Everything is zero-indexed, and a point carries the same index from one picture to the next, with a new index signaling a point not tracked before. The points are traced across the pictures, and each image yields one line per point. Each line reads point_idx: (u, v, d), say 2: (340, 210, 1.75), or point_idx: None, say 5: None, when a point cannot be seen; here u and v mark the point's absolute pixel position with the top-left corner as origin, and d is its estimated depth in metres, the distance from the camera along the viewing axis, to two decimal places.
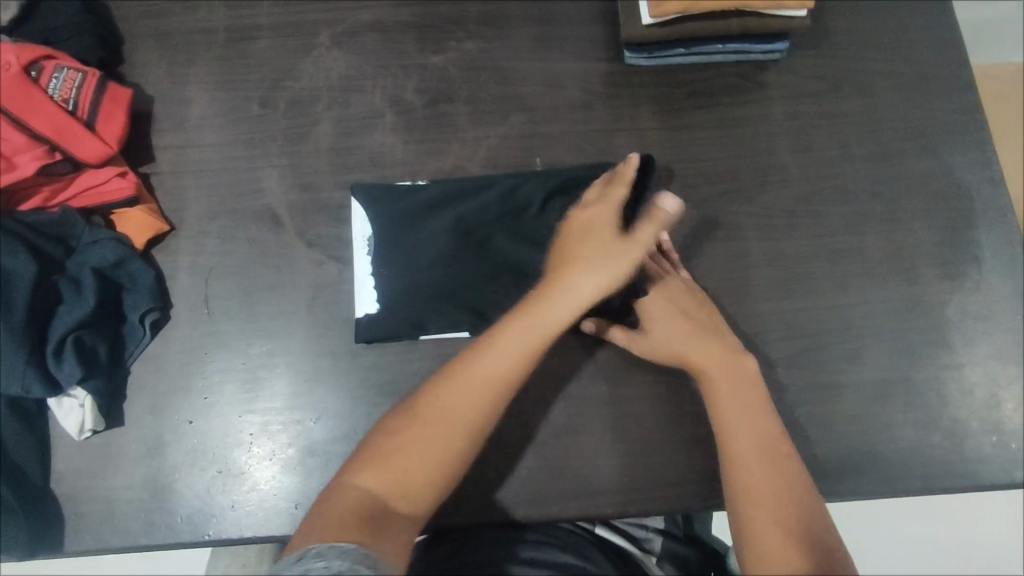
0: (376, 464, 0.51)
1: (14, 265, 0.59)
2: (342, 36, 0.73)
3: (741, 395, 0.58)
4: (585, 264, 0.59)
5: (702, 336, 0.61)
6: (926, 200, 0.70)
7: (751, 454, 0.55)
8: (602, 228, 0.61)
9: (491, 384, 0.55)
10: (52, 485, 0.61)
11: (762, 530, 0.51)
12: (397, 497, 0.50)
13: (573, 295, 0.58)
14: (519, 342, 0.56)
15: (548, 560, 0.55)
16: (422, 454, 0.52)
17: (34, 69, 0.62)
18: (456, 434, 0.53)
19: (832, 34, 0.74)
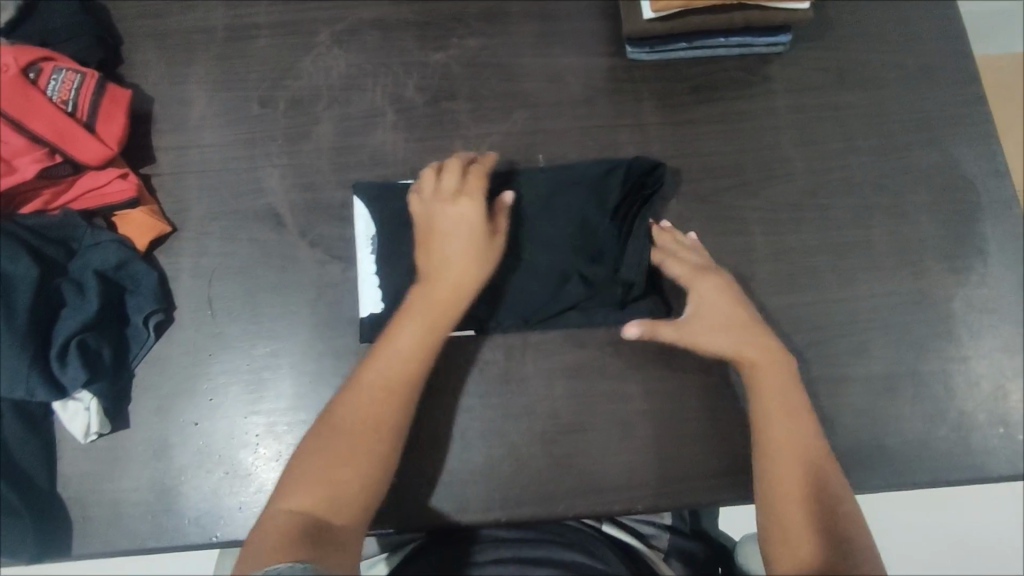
0: (301, 485, 0.52)
1: (15, 269, 0.58)
2: (342, 35, 0.73)
3: (779, 387, 0.59)
4: (450, 267, 0.59)
5: (741, 330, 0.61)
6: (931, 193, 0.70)
7: (781, 445, 0.56)
8: (460, 228, 0.60)
9: (387, 384, 0.56)
10: (59, 489, 0.61)
11: (784, 519, 0.53)
12: (330, 512, 0.51)
13: (454, 290, 0.59)
14: (410, 343, 0.57)
15: (555, 557, 0.54)
16: (339, 465, 0.53)
17: (33, 71, 0.62)
18: (373, 437, 0.54)
19: (835, 26, 0.74)
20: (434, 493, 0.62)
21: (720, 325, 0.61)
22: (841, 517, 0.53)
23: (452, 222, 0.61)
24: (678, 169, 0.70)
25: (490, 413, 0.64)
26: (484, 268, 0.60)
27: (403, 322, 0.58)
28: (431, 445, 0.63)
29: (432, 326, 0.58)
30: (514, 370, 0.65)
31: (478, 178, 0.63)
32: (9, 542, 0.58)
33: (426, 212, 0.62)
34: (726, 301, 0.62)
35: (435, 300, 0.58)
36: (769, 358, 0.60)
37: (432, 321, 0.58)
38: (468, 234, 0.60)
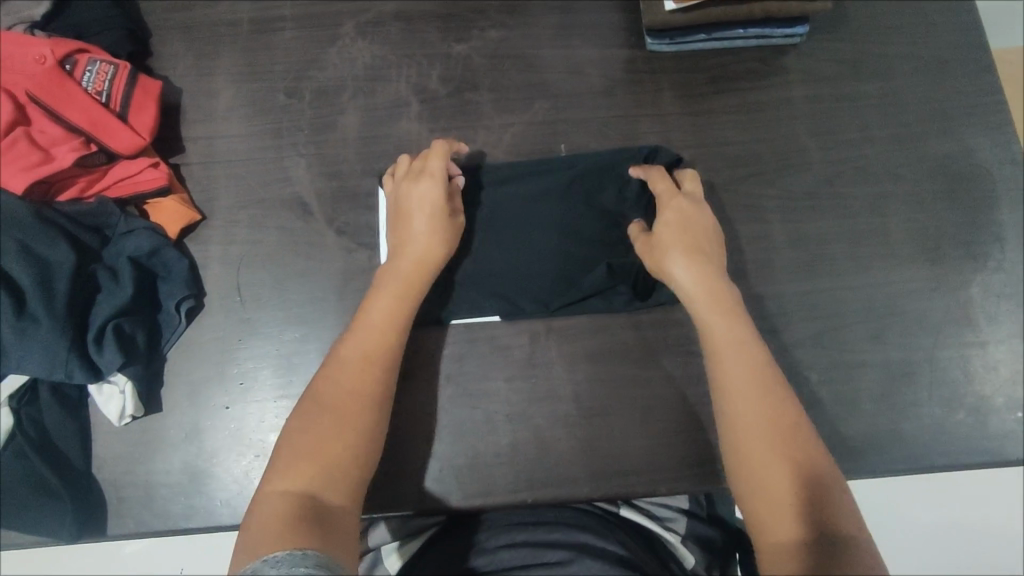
0: (292, 465, 0.50)
1: (54, 254, 0.59)
2: (366, 27, 0.74)
3: (739, 349, 0.57)
4: (418, 245, 0.61)
5: (698, 262, 0.61)
6: (947, 182, 0.71)
7: (746, 409, 0.54)
8: (425, 207, 0.62)
9: (366, 358, 0.56)
10: (94, 471, 0.62)
11: (761, 489, 0.50)
12: (325, 490, 0.50)
13: (421, 265, 0.61)
14: (381, 317, 0.58)
15: (570, 540, 0.56)
16: (326, 442, 0.52)
17: (69, 63, 0.63)
18: (359, 410, 0.54)
19: (851, 17, 0.75)
20: (460, 476, 0.63)
21: (679, 245, 0.61)
22: (825, 474, 0.51)
23: (416, 202, 0.63)
24: (698, 158, 0.71)
25: (514, 398, 0.65)
26: (447, 245, 0.62)
27: (375, 300, 0.59)
28: (457, 429, 0.64)
29: (405, 301, 0.59)
30: (538, 355, 0.66)
31: (438, 157, 0.64)
32: (48, 521, 0.59)
33: (394, 195, 0.64)
34: (692, 229, 0.62)
35: (407, 277, 0.60)
36: (728, 314, 0.59)
37: (405, 297, 0.59)
38: (433, 211, 0.62)
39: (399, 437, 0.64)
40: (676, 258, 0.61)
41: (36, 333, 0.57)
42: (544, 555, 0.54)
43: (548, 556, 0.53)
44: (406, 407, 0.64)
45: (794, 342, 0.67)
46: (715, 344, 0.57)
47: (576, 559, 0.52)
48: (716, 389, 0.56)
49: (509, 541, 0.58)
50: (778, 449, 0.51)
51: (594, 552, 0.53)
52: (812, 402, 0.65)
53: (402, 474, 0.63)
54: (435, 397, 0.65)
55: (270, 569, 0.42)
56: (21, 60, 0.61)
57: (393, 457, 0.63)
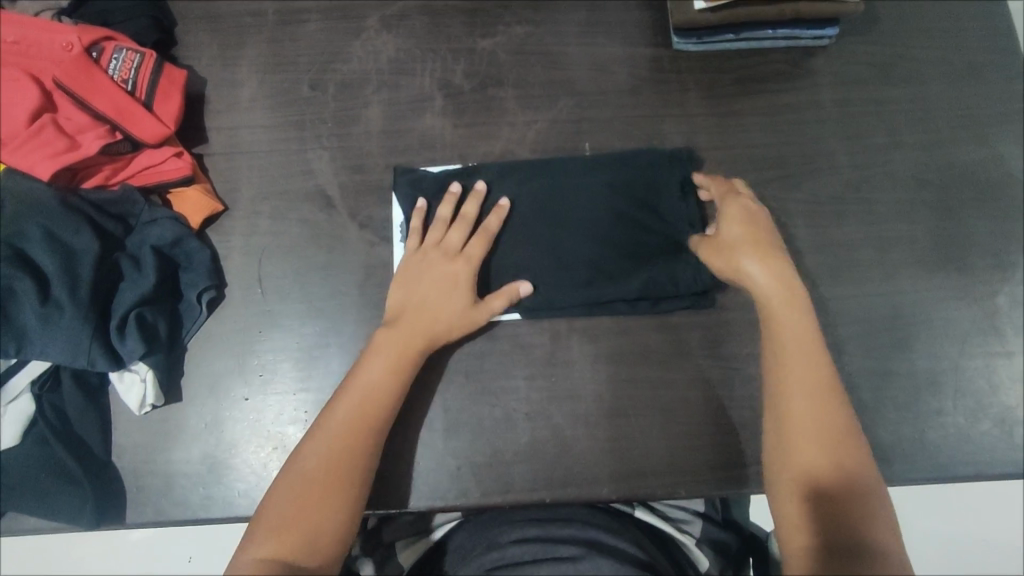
0: (271, 528, 0.50)
1: (78, 242, 0.60)
2: (391, 20, 0.73)
3: (798, 347, 0.56)
4: (420, 317, 0.61)
5: (767, 258, 0.60)
6: (976, 189, 0.70)
7: (794, 410, 0.54)
8: (445, 284, 0.62)
9: (354, 421, 0.56)
10: (114, 459, 0.62)
11: (792, 494, 0.51)
12: (304, 552, 0.49)
13: (417, 334, 0.60)
14: (376, 379, 0.58)
15: (585, 536, 0.55)
16: (308, 503, 0.51)
17: (95, 50, 0.64)
18: (345, 471, 0.53)
19: (882, 20, 0.74)
20: (479, 473, 0.63)
21: (748, 242, 0.61)
22: (862, 485, 0.50)
23: (441, 277, 0.62)
24: (723, 160, 0.71)
25: (535, 397, 0.64)
26: (448, 322, 0.61)
27: (367, 362, 0.59)
28: (476, 425, 0.64)
29: (402, 368, 0.59)
30: (559, 355, 0.65)
31: (480, 241, 0.64)
32: (68, 507, 0.59)
33: (420, 258, 0.64)
34: (756, 226, 0.62)
35: (402, 346, 0.59)
36: (798, 315, 0.57)
37: (397, 364, 0.58)
38: (444, 288, 0.62)
39: (418, 433, 0.64)
40: (743, 251, 0.60)
41: (60, 320, 0.58)
42: (559, 549, 0.52)
43: (560, 551, 0.52)
44: (427, 402, 0.64)
45: None
46: (775, 344, 0.57)
47: (587, 555, 0.50)
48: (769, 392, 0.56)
49: (523, 535, 0.56)
50: (819, 452, 0.52)
51: (612, 552, 0.52)
52: None
53: (422, 469, 0.63)
54: (456, 393, 0.65)
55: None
56: (49, 47, 0.62)
57: (413, 452, 0.63)
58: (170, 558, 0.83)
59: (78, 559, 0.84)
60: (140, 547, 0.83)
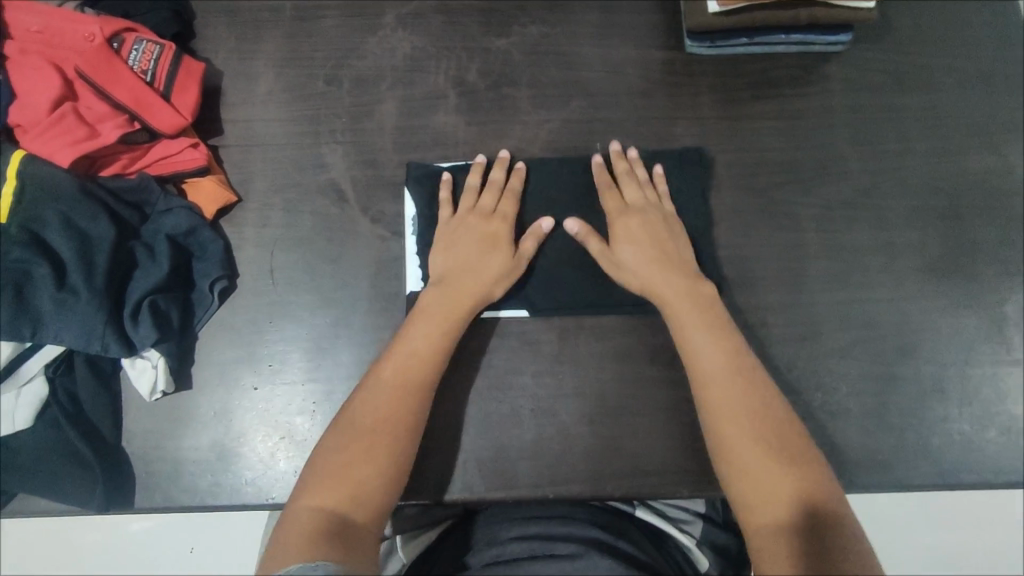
0: (321, 481, 0.51)
1: (94, 228, 0.60)
2: (407, 18, 0.74)
3: (714, 353, 0.58)
4: (465, 277, 0.62)
5: (671, 269, 0.62)
6: (987, 198, 0.70)
7: (738, 412, 0.54)
8: (486, 245, 0.63)
9: (400, 383, 0.56)
10: (124, 444, 0.63)
11: (749, 486, 0.52)
12: (352, 506, 0.50)
13: (464, 293, 0.61)
14: (424, 337, 0.59)
15: (585, 535, 0.55)
16: (358, 453, 0.52)
17: (116, 41, 0.65)
18: (395, 425, 0.54)
19: (895, 28, 0.74)
20: (484, 467, 0.63)
21: (648, 256, 0.63)
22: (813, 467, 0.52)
23: (480, 237, 0.64)
24: (734, 163, 0.71)
25: (541, 393, 0.65)
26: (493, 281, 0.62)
27: (411, 327, 0.60)
28: (482, 421, 0.64)
29: (448, 328, 0.60)
30: (566, 352, 0.66)
31: (511, 203, 0.66)
32: (79, 490, 0.60)
33: (457, 222, 0.65)
34: (658, 235, 0.64)
35: (446, 310, 0.60)
36: (701, 318, 0.60)
37: (445, 322, 0.60)
38: (487, 247, 0.63)
39: (425, 426, 0.64)
40: (643, 268, 0.62)
41: (75, 305, 0.58)
42: (557, 547, 0.53)
43: (559, 548, 0.52)
44: (434, 396, 0.65)
45: (822, 351, 0.66)
46: (688, 353, 0.59)
47: (586, 552, 0.51)
48: (705, 400, 0.56)
49: (523, 532, 0.57)
50: (774, 451, 0.53)
51: (611, 550, 0.53)
52: (840, 413, 0.65)
53: (427, 461, 0.64)
54: (462, 388, 0.65)
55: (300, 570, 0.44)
56: (71, 37, 0.63)
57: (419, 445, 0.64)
58: (167, 545, 0.84)
59: (82, 546, 0.84)
60: (144, 534, 0.84)
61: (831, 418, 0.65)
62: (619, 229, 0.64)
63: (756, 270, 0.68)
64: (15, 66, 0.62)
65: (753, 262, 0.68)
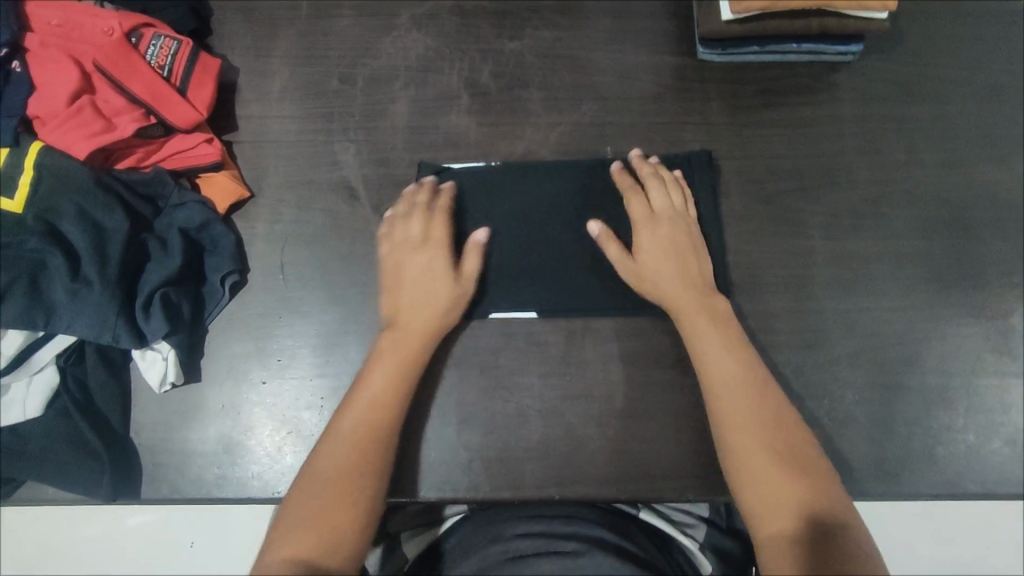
0: (292, 530, 0.51)
1: (108, 220, 0.61)
2: (422, 19, 0.75)
3: (731, 362, 0.58)
4: (415, 316, 0.62)
5: (689, 281, 0.63)
6: (994, 209, 0.70)
7: (749, 420, 0.55)
8: (428, 277, 0.63)
9: (362, 430, 0.57)
10: (133, 434, 0.64)
11: (762, 497, 0.52)
12: (324, 553, 0.50)
13: (415, 334, 0.62)
14: (383, 381, 0.59)
15: (590, 535, 0.55)
16: (326, 500, 0.52)
17: (134, 36, 0.65)
18: (361, 470, 0.55)
19: (907, 38, 0.74)
20: (490, 466, 0.64)
21: (669, 266, 0.63)
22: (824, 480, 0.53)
23: (421, 270, 0.63)
24: (743, 170, 0.71)
25: (547, 393, 0.65)
26: (443, 312, 0.63)
27: (369, 373, 0.59)
28: (488, 419, 0.65)
29: (406, 368, 0.60)
30: (573, 354, 0.66)
31: (439, 224, 0.65)
32: (87, 479, 0.61)
33: (394, 262, 0.64)
34: (680, 245, 0.64)
35: (403, 353, 0.61)
36: (718, 328, 0.60)
37: (398, 366, 0.60)
38: (429, 280, 0.63)
39: (432, 424, 0.65)
40: (663, 276, 0.63)
41: (89, 295, 0.59)
42: (560, 545, 0.53)
43: (565, 545, 0.52)
44: (441, 394, 0.65)
45: (828, 358, 0.66)
46: (705, 362, 0.59)
47: (587, 551, 0.50)
48: (716, 408, 0.57)
49: (528, 530, 0.57)
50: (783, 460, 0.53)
51: (615, 550, 0.53)
52: (844, 420, 0.65)
53: (433, 459, 0.64)
54: (469, 387, 0.65)
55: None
56: (91, 31, 0.63)
57: (425, 442, 0.64)
58: (169, 537, 0.84)
59: (82, 537, 0.84)
60: (144, 526, 0.84)
61: (836, 425, 0.65)
62: (642, 235, 0.64)
63: (763, 276, 0.69)
64: (34, 58, 0.62)
65: (761, 269, 0.69)
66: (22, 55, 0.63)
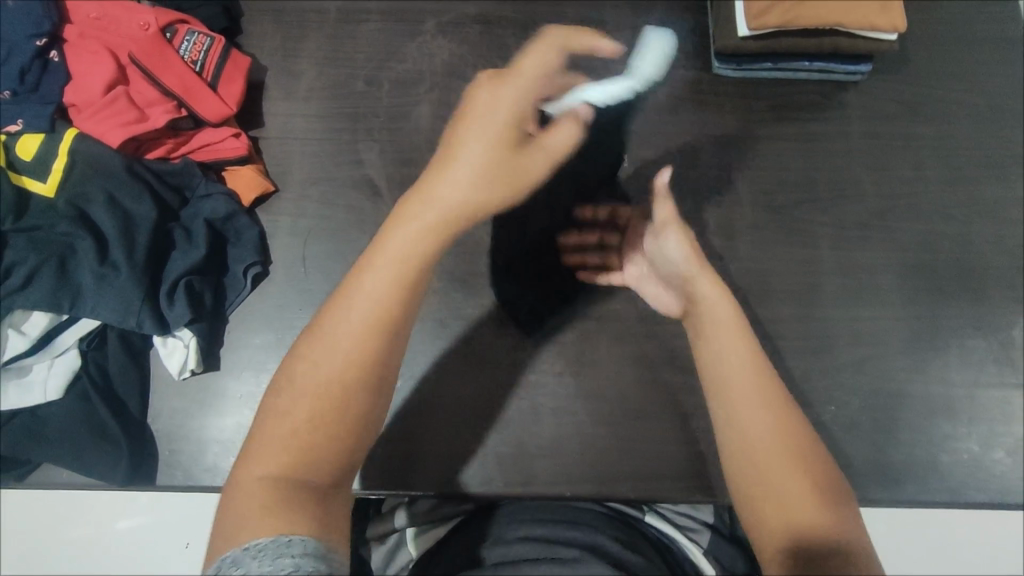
0: (275, 444, 0.46)
1: (137, 208, 0.62)
2: (446, 26, 0.77)
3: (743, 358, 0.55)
4: (459, 182, 0.53)
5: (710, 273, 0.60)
6: (996, 227, 0.72)
7: (749, 415, 0.52)
8: (493, 123, 0.54)
9: (366, 328, 0.49)
10: (150, 421, 0.64)
11: (771, 491, 0.49)
12: (309, 470, 0.45)
13: (460, 197, 0.53)
14: (401, 252, 0.51)
15: (595, 544, 0.53)
16: (312, 415, 0.47)
17: (169, 32, 0.67)
18: (355, 378, 0.48)
19: (914, 61, 0.77)
20: (503, 463, 0.64)
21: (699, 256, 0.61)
22: (828, 480, 0.50)
23: (494, 124, 0.54)
24: (755, 181, 0.73)
25: (561, 392, 0.66)
26: (503, 179, 0.54)
27: (384, 248, 0.51)
28: (501, 416, 0.66)
29: (436, 241, 0.52)
30: (587, 354, 0.67)
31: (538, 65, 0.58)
32: (104, 464, 0.61)
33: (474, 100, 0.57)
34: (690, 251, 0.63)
35: (433, 227, 0.52)
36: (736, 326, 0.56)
37: (427, 237, 0.52)
38: (492, 130, 0.54)
39: (446, 419, 0.65)
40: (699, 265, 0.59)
41: (115, 280, 0.60)
42: (556, 550, 0.51)
43: (563, 552, 0.50)
44: (456, 390, 0.66)
45: (836, 365, 0.68)
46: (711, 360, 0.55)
47: (585, 557, 0.49)
48: (715, 394, 0.54)
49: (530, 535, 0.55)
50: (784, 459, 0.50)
51: (616, 564, 0.50)
52: (851, 426, 0.66)
53: (447, 454, 0.64)
54: (484, 383, 0.66)
55: (253, 561, 0.39)
56: (127, 25, 0.65)
57: (441, 438, 0.65)
58: (164, 539, 0.81)
59: (67, 541, 0.81)
60: (133, 532, 0.81)
61: (843, 431, 0.66)
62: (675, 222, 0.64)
63: (774, 284, 0.70)
64: (71, 48, 0.64)
65: (772, 277, 0.70)
66: (60, 44, 0.64)
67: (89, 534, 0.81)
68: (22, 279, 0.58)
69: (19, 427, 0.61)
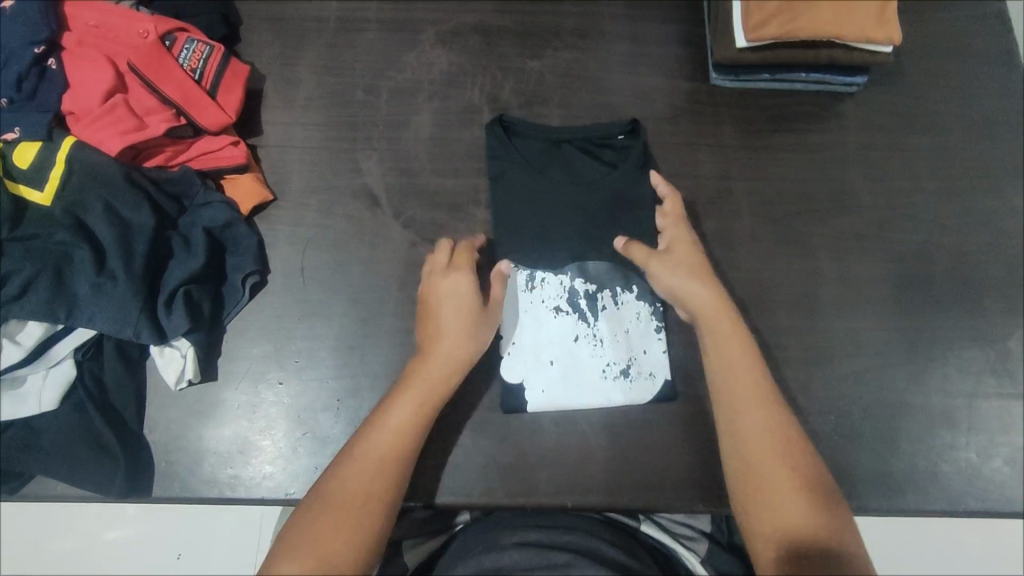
0: (302, 548, 0.48)
1: (136, 217, 0.62)
2: (445, 36, 0.77)
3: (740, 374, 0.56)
4: (445, 348, 0.59)
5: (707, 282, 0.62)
6: (991, 237, 0.73)
7: (742, 382, 0.56)
8: (456, 299, 0.61)
9: (385, 451, 0.54)
10: (147, 433, 0.63)
11: (774, 511, 0.50)
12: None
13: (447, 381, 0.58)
14: (408, 411, 0.56)
15: (589, 548, 0.50)
16: (341, 522, 0.50)
17: (168, 40, 0.67)
18: (381, 488, 0.52)
19: (908, 73, 0.78)
20: (504, 474, 0.64)
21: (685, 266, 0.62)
22: (825, 494, 0.51)
23: (459, 309, 0.60)
24: (753, 191, 0.74)
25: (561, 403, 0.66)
26: (475, 346, 0.60)
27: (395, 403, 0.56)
28: (502, 427, 0.65)
29: (432, 408, 0.57)
30: (587, 364, 0.67)
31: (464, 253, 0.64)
32: (101, 475, 0.61)
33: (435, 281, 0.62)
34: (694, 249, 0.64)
35: (431, 389, 0.57)
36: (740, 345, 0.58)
37: (428, 404, 0.57)
38: (461, 305, 0.60)
39: (446, 429, 0.65)
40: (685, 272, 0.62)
41: (113, 289, 0.59)
42: (550, 555, 0.49)
43: (555, 559, 0.48)
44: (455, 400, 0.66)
45: (834, 374, 0.68)
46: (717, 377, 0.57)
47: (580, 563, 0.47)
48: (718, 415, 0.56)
49: (523, 538, 0.53)
50: (774, 426, 0.53)
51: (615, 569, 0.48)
52: (850, 436, 0.67)
53: (446, 464, 0.64)
54: (483, 394, 0.66)
55: None
56: (126, 33, 0.65)
57: (443, 448, 0.64)
58: (156, 549, 0.80)
59: (55, 552, 0.80)
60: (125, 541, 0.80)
61: (842, 440, 0.66)
62: (674, 249, 0.64)
63: (774, 293, 0.70)
64: (70, 56, 0.64)
65: (771, 286, 0.71)
66: (58, 52, 0.64)
67: (80, 543, 0.80)
68: (18, 289, 0.58)
69: (13, 438, 0.61)
